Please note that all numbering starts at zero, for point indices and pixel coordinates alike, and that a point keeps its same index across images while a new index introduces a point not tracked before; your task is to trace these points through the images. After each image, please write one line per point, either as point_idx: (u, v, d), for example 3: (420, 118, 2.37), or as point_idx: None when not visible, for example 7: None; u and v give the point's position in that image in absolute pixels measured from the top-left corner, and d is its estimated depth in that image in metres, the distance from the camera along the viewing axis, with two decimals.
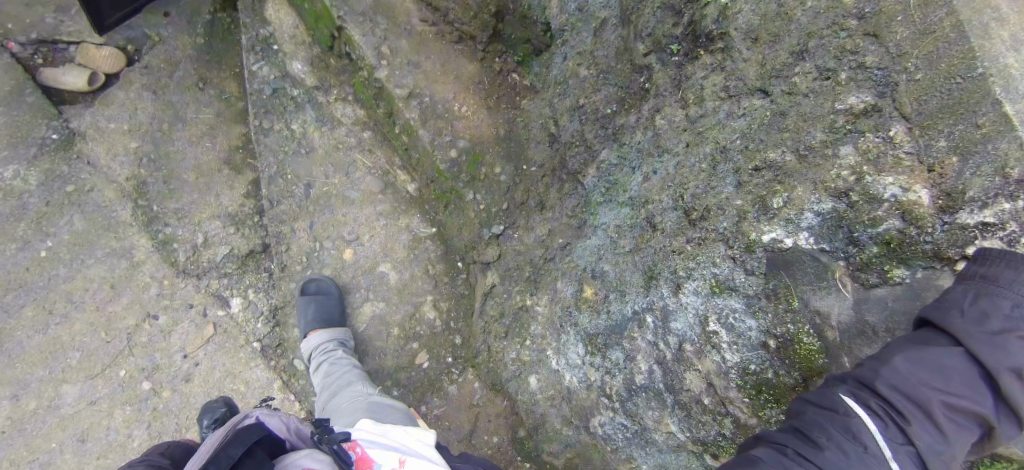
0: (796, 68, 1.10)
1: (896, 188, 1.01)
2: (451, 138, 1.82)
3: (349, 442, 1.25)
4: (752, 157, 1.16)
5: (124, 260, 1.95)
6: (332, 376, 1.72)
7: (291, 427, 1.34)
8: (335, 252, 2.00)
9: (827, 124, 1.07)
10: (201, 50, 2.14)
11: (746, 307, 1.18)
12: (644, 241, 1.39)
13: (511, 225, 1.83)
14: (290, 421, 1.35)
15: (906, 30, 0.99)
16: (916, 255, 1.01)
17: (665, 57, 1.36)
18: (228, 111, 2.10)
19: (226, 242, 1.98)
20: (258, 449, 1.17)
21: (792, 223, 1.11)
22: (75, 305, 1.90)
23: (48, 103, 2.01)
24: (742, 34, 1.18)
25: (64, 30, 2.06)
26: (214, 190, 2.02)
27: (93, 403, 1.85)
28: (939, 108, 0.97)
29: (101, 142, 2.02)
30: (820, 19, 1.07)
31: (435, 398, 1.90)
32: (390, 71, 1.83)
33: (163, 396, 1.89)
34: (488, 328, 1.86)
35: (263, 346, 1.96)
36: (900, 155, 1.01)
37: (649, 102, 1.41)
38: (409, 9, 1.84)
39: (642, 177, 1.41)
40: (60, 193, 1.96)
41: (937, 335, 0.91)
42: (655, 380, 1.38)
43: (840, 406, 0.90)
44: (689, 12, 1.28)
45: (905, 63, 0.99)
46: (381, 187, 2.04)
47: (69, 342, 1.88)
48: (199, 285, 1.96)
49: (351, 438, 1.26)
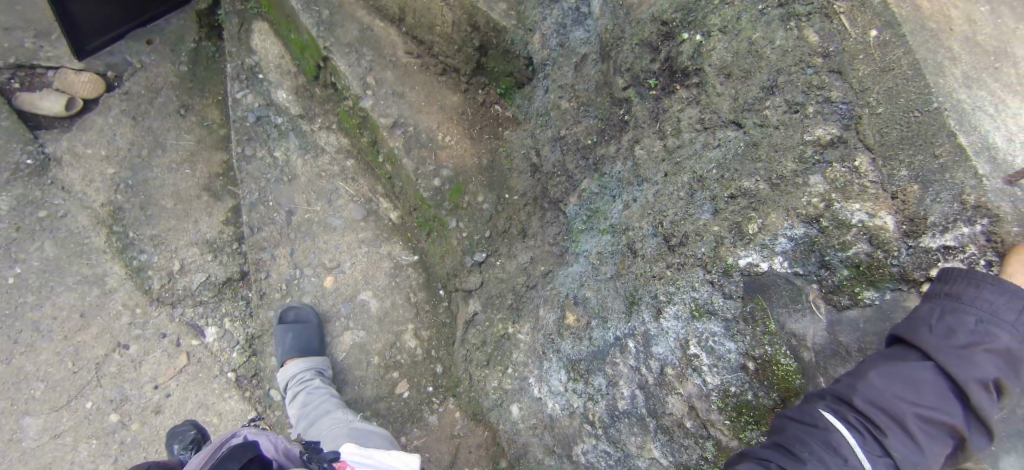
0: (767, 102, 1.16)
1: (863, 214, 1.06)
2: (434, 168, 1.85)
3: (339, 462, 1.29)
4: (728, 186, 1.21)
5: (96, 287, 1.90)
6: (310, 405, 1.69)
7: (279, 447, 1.34)
8: (315, 280, 1.97)
9: (796, 154, 1.13)
10: (184, 77, 2.18)
11: (725, 330, 1.21)
12: (625, 267, 1.42)
13: (493, 253, 1.84)
14: (277, 442, 1.36)
15: (867, 67, 1.06)
16: (884, 277, 1.06)
17: (643, 91, 1.41)
18: (210, 138, 2.11)
19: (203, 269, 1.95)
20: (256, 463, 1.17)
21: (767, 248, 1.15)
22: (43, 334, 1.84)
23: (24, 128, 1.99)
24: (715, 70, 1.23)
25: (41, 55, 2.07)
26: (194, 217, 2.00)
27: (56, 437, 1.78)
28: (900, 139, 1.04)
29: (79, 167, 2.00)
30: (787, 56, 1.13)
31: (415, 428, 1.87)
32: (375, 101, 1.86)
33: (131, 429, 1.82)
34: (470, 356, 1.84)
35: (237, 376, 1.90)
36: (867, 183, 1.06)
37: (629, 133, 1.46)
38: (394, 42, 1.91)
39: (622, 205, 1.45)
40: (32, 219, 1.92)
41: (908, 350, 0.92)
42: (637, 405, 1.39)
43: (820, 422, 0.93)
44: (666, 49, 1.34)
45: (867, 98, 1.06)
46: (363, 215, 2.04)
47: (34, 372, 1.81)
48: (174, 313, 1.92)
49: (339, 459, 1.30)
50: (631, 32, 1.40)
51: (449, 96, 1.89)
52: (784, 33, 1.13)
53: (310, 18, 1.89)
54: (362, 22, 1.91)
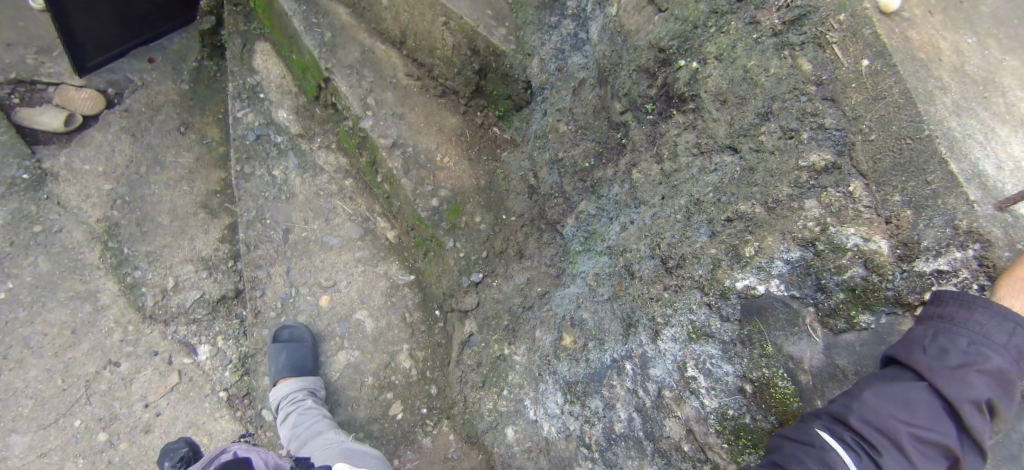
0: (762, 127, 1.19)
1: (858, 238, 1.08)
2: (433, 187, 1.86)
3: None
4: (724, 209, 1.22)
5: (88, 303, 1.88)
6: (302, 426, 1.67)
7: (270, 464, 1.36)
8: (311, 298, 1.96)
9: (792, 179, 1.14)
10: (185, 96, 2.20)
11: (722, 353, 1.22)
12: (622, 288, 1.43)
13: (490, 273, 1.84)
14: (268, 459, 1.37)
15: (860, 95, 1.08)
16: (879, 301, 1.07)
17: (641, 115, 1.44)
18: (209, 156, 2.12)
19: (198, 287, 1.94)
20: None
21: (764, 271, 1.16)
22: (33, 350, 1.82)
23: (22, 143, 2.00)
24: (711, 96, 1.26)
25: (43, 71, 2.11)
26: (190, 234, 2.00)
27: (42, 456, 1.74)
28: (893, 165, 1.06)
29: (76, 183, 2.00)
30: (781, 84, 1.16)
31: (408, 451, 1.85)
32: (375, 122, 1.88)
33: (119, 448, 1.79)
34: (465, 377, 1.82)
35: (228, 396, 1.87)
36: (860, 208, 1.08)
37: (626, 156, 1.48)
38: (395, 64, 1.94)
39: (620, 227, 1.47)
40: (27, 233, 1.92)
41: (903, 371, 0.93)
42: (634, 428, 1.38)
43: (816, 441, 0.92)
44: (663, 75, 1.37)
45: (859, 125, 1.08)
46: (360, 233, 2.04)
47: (22, 389, 1.78)
48: (166, 331, 1.90)
49: None
50: (629, 58, 1.43)
51: (448, 118, 1.92)
52: (779, 61, 1.16)
53: (312, 39, 1.91)
54: (363, 44, 1.94)
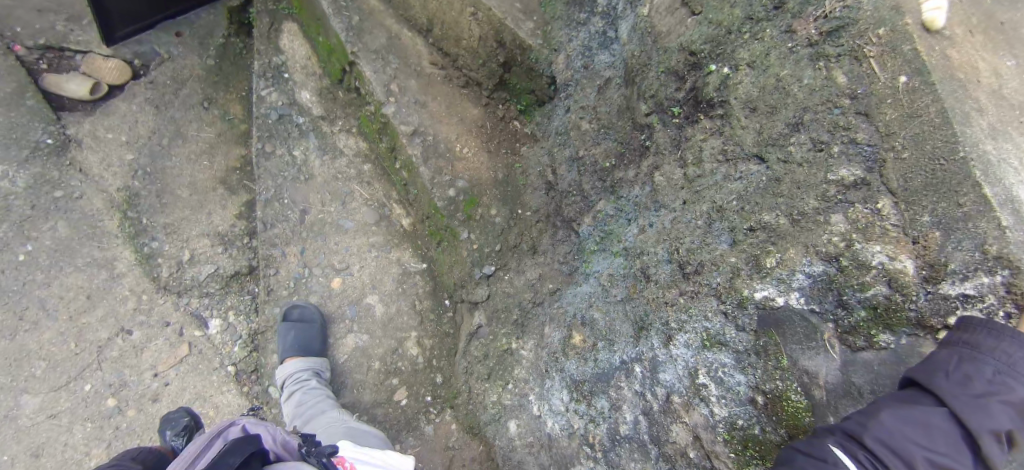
0: (792, 138, 1.17)
1: (884, 256, 1.07)
2: (450, 178, 1.85)
3: (338, 457, 1.37)
4: (747, 218, 1.22)
5: (105, 271, 1.92)
6: (305, 406, 1.69)
7: (278, 440, 1.34)
8: (323, 280, 1.96)
9: (819, 192, 1.13)
10: (209, 71, 2.21)
11: (735, 362, 1.22)
12: (636, 291, 1.43)
13: (502, 267, 1.83)
14: (277, 434, 1.35)
15: (895, 112, 1.06)
16: (901, 321, 1.06)
17: (666, 119, 1.42)
18: (230, 132, 2.13)
19: (212, 261, 1.96)
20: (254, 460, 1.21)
21: (784, 283, 1.16)
22: (48, 313, 1.86)
23: (47, 108, 2.04)
24: (741, 103, 1.24)
25: (73, 39, 2.13)
26: (207, 209, 2.01)
27: (52, 418, 1.78)
28: (924, 185, 1.04)
29: (99, 151, 2.03)
30: (814, 95, 1.14)
31: (410, 438, 1.86)
32: (397, 108, 1.88)
33: (127, 415, 1.82)
34: (471, 369, 1.82)
35: (235, 370, 1.89)
36: (888, 226, 1.07)
37: (649, 159, 1.47)
38: (420, 52, 1.94)
39: (637, 229, 1.47)
40: (47, 198, 1.96)
41: (922, 394, 0.92)
42: (640, 431, 1.39)
43: (829, 457, 0.92)
44: (692, 79, 1.35)
45: (892, 142, 1.07)
46: (375, 219, 2.03)
47: (36, 351, 1.83)
48: (179, 303, 1.93)
49: (339, 453, 1.37)
50: (657, 60, 1.41)
51: (470, 108, 1.91)
52: (813, 72, 1.14)
53: (340, 23, 1.91)
54: (390, 30, 1.94)
